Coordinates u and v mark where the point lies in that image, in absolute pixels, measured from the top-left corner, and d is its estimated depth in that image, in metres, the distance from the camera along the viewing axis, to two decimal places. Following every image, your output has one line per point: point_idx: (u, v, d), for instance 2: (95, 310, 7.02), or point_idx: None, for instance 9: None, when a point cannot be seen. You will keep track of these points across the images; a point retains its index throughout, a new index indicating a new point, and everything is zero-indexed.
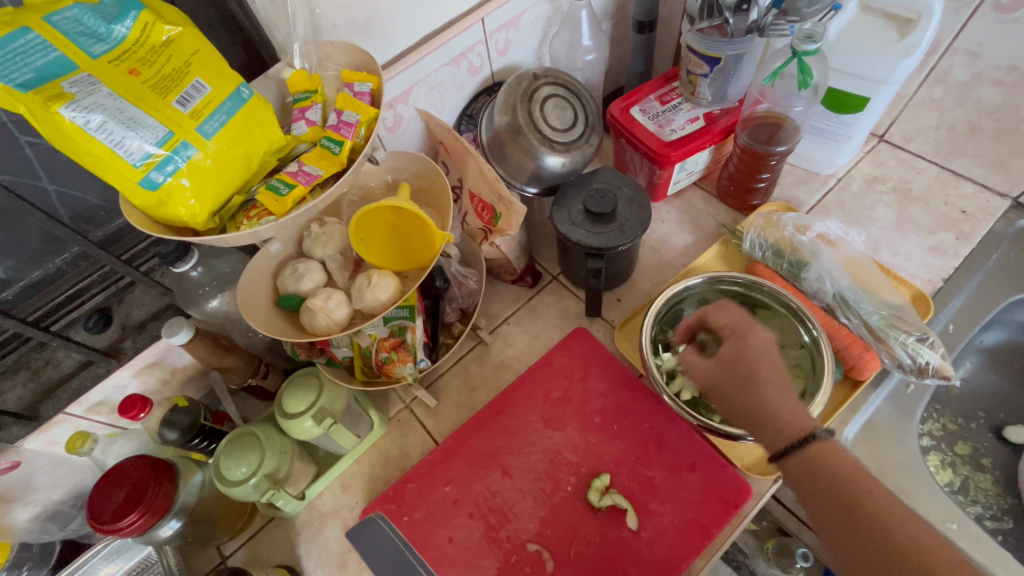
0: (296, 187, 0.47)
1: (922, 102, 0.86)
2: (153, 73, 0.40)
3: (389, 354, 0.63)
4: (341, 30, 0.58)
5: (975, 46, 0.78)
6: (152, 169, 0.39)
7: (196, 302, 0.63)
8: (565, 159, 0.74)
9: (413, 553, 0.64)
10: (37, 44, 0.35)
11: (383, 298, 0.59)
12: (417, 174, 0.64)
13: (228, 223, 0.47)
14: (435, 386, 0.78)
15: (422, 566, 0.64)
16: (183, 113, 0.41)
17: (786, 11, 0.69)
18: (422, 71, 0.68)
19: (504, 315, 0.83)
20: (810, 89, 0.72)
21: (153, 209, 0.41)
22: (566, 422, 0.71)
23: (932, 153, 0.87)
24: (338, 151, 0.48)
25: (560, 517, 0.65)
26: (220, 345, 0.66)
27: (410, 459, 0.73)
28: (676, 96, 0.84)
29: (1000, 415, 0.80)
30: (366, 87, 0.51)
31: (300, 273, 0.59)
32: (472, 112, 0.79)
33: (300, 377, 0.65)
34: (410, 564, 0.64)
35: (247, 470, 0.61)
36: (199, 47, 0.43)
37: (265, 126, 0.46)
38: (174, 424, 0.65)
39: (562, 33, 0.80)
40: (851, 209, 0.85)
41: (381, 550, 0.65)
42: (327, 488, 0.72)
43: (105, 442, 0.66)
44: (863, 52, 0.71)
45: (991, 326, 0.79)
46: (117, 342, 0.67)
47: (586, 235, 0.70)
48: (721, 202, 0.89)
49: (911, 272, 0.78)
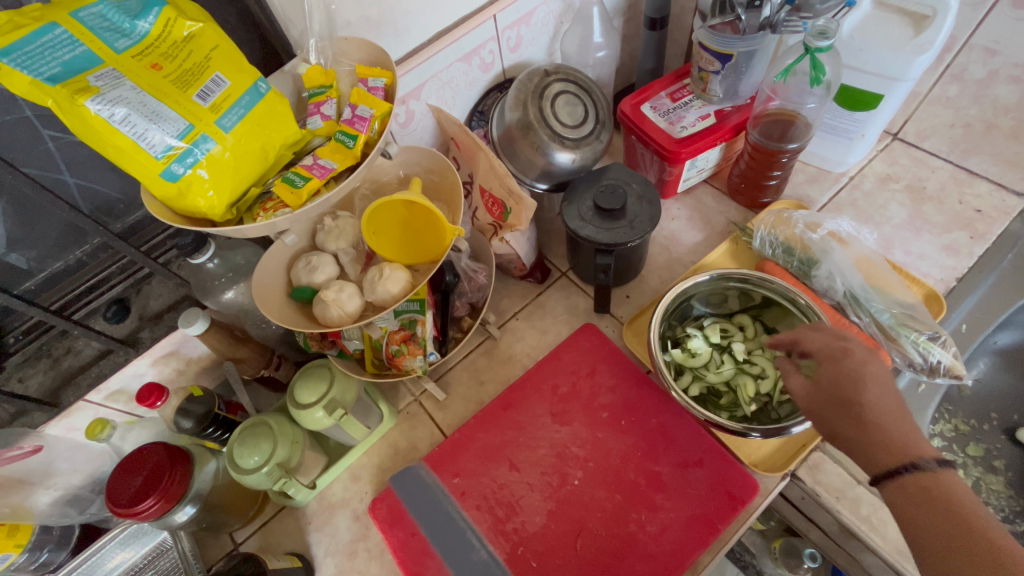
0: (311, 179, 0.47)
1: (937, 99, 0.88)
2: (175, 68, 0.41)
3: (399, 347, 0.64)
4: (355, 27, 0.59)
5: (992, 43, 0.85)
6: (173, 161, 0.40)
7: (211, 293, 0.64)
8: (575, 155, 0.75)
9: (454, 510, 0.67)
10: (64, 38, 0.36)
11: (394, 291, 0.59)
12: (429, 170, 0.65)
13: (246, 215, 0.47)
14: (444, 379, 0.79)
15: (449, 542, 0.65)
16: (203, 107, 0.41)
17: (799, 8, 0.67)
18: (434, 68, 0.69)
19: (513, 310, 0.83)
20: (822, 86, 0.71)
21: (174, 200, 0.42)
22: (573, 416, 0.72)
23: (947, 152, 0.85)
24: (353, 145, 0.49)
25: (566, 510, 0.66)
26: (234, 337, 0.67)
27: (419, 451, 0.74)
28: (687, 93, 0.84)
29: (1013, 416, 0.80)
30: (380, 82, 0.51)
31: (314, 265, 0.60)
32: (483, 109, 0.79)
33: (312, 368, 0.66)
34: (453, 520, 0.67)
35: (259, 459, 0.62)
36: (219, 43, 0.44)
37: (283, 120, 0.47)
38: (189, 413, 0.67)
39: (573, 30, 0.80)
40: (864, 207, 0.84)
41: (419, 497, 0.68)
42: (337, 478, 0.73)
43: (124, 429, 0.68)
44: (879, 47, 0.70)
45: (1006, 327, 0.78)
46: (135, 332, 0.69)
47: (595, 231, 0.70)
48: (732, 200, 0.89)
49: (924, 271, 0.77)
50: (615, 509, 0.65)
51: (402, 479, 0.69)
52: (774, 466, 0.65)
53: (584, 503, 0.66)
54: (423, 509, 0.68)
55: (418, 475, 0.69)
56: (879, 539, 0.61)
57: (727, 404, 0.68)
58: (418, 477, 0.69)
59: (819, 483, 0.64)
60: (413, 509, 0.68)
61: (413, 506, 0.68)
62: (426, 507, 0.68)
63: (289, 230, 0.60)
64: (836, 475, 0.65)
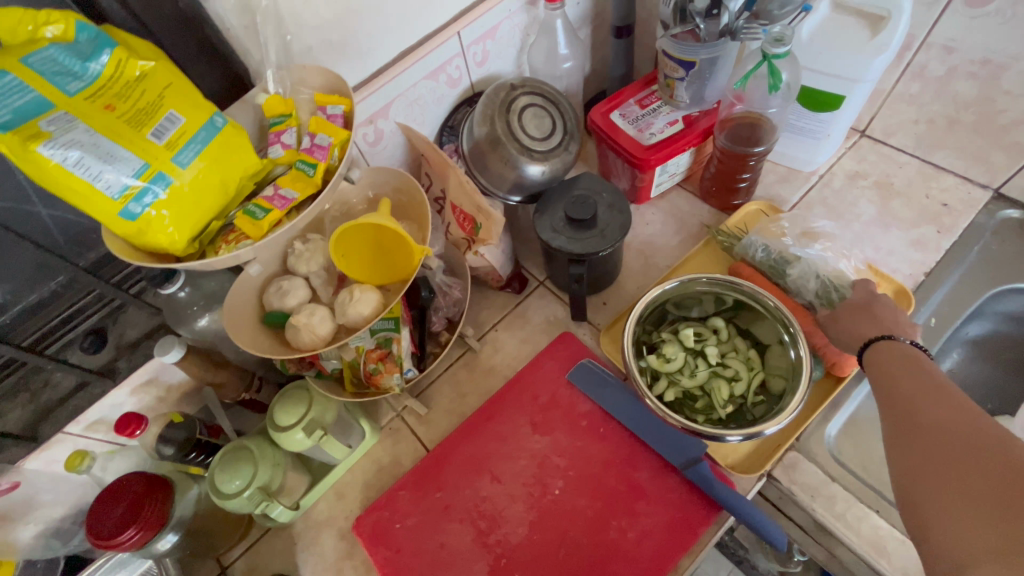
0: (272, 210, 0.47)
1: (901, 97, 0.83)
2: (128, 107, 0.41)
3: (376, 365, 0.67)
4: (317, 51, 0.60)
5: (949, 40, 0.73)
6: (130, 200, 0.41)
7: (185, 320, 0.64)
8: (545, 167, 0.75)
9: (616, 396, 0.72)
10: (14, 85, 0.36)
11: (365, 312, 0.59)
12: (398, 189, 0.65)
13: (209, 248, 0.48)
14: (425, 394, 0.79)
15: (459, 535, 0.67)
16: (158, 145, 0.42)
17: (758, 14, 0.68)
18: (401, 86, 0.69)
19: (492, 322, 0.84)
20: (782, 91, 0.72)
21: (135, 238, 0.43)
22: (553, 426, 0.72)
23: (913, 148, 0.86)
24: (313, 173, 0.49)
25: (547, 520, 0.67)
26: (213, 362, 0.68)
27: (402, 466, 0.74)
28: (655, 99, 0.85)
29: (989, 406, 0.80)
30: (338, 109, 0.52)
31: (285, 290, 0.60)
32: (453, 123, 0.80)
33: (290, 391, 0.67)
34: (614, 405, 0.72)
35: (241, 483, 0.63)
36: (172, 81, 0.44)
37: (241, 153, 0.47)
38: (170, 440, 0.69)
39: (540, 42, 0.81)
40: (834, 205, 0.86)
41: (599, 387, 0.73)
42: (322, 497, 0.74)
43: (104, 459, 0.68)
44: (838, 49, 0.71)
45: (977, 317, 0.80)
46: (112, 361, 0.68)
47: (567, 242, 0.71)
48: (704, 203, 0.90)
49: (893, 267, 0.79)
50: (597, 515, 0.66)
51: (583, 373, 0.74)
52: (752, 467, 0.66)
53: (567, 512, 0.67)
54: (603, 399, 0.72)
55: (593, 369, 0.74)
56: (854, 535, 0.62)
57: (703, 407, 0.68)
58: (593, 372, 0.74)
59: (795, 482, 0.65)
60: (595, 396, 0.73)
61: (595, 395, 0.73)
62: (604, 394, 0.72)
63: (254, 259, 0.60)
64: (811, 473, 0.66)
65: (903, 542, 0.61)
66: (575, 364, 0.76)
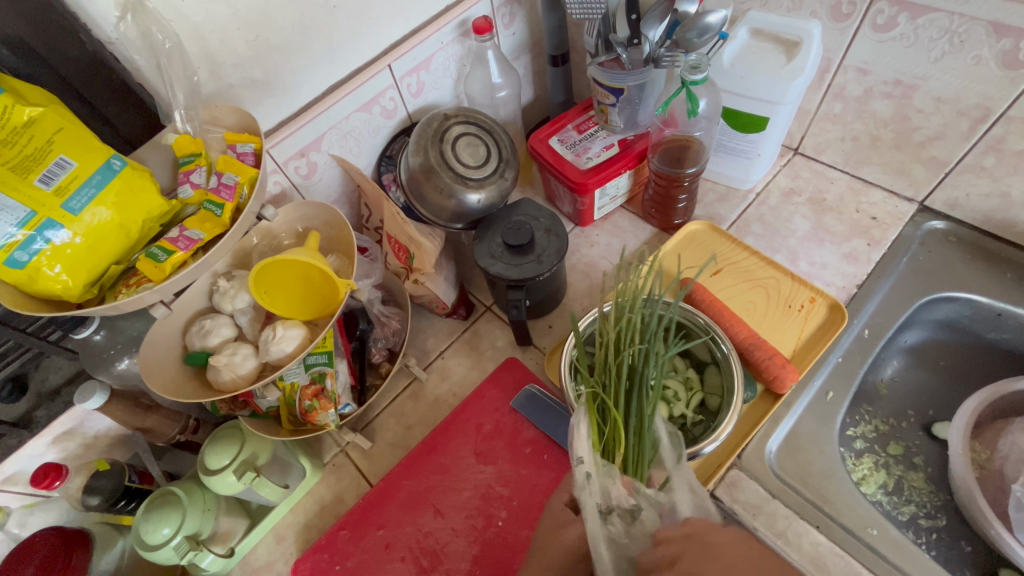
0: (174, 253, 0.47)
1: (826, 116, 0.85)
2: (14, 154, 0.40)
3: (312, 402, 0.65)
4: (238, 89, 0.60)
5: (862, 62, 0.75)
6: (15, 249, 0.40)
7: (104, 365, 0.62)
8: (481, 195, 0.75)
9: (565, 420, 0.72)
10: None
11: (290, 349, 0.59)
12: (327, 223, 0.65)
13: (108, 292, 0.47)
14: (369, 428, 0.77)
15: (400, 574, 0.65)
16: (46, 192, 0.41)
17: (678, 43, 0.70)
18: (331, 119, 0.69)
19: (439, 349, 0.83)
20: (704, 117, 0.75)
21: (25, 285, 0.42)
22: (497, 455, 0.71)
23: (843, 163, 0.89)
24: (220, 213, 0.49)
25: (490, 554, 0.65)
26: (141, 406, 0.66)
27: (345, 504, 0.72)
28: (592, 124, 0.87)
29: (930, 412, 0.80)
30: (248, 148, 0.53)
31: (207, 329, 0.59)
32: (391, 153, 0.80)
33: (224, 431, 0.64)
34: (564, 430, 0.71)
35: (169, 531, 0.60)
36: (64, 125, 0.43)
37: (144, 195, 0.47)
38: (96, 490, 0.65)
39: (475, 72, 0.82)
40: (770, 221, 0.89)
41: (544, 412, 0.73)
42: (261, 540, 0.71)
43: (22, 514, 0.66)
44: (757, 74, 0.74)
45: (911, 326, 0.80)
46: (30, 411, 0.65)
47: (504, 268, 0.71)
48: (646, 223, 0.92)
49: (826, 281, 0.82)
50: None
51: (527, 400, 0.74)
52: None
53: (511, 544, 0.66)
54: (548, 423, 0.72)
55: (539, 395, 0.74)
56: (794, 552, 0.62)
57: None
58: (539, 398, 0.74)
59: (736, 501, 0.66)
60: (540, 423, 0.72)
61: (541, 421, 0.72)
62: (550, 420, 0.72)
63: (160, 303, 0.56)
64: (753, 491, 0.66)
65: (840, 556, 0.61)
66: (519, 392, 0.76)
